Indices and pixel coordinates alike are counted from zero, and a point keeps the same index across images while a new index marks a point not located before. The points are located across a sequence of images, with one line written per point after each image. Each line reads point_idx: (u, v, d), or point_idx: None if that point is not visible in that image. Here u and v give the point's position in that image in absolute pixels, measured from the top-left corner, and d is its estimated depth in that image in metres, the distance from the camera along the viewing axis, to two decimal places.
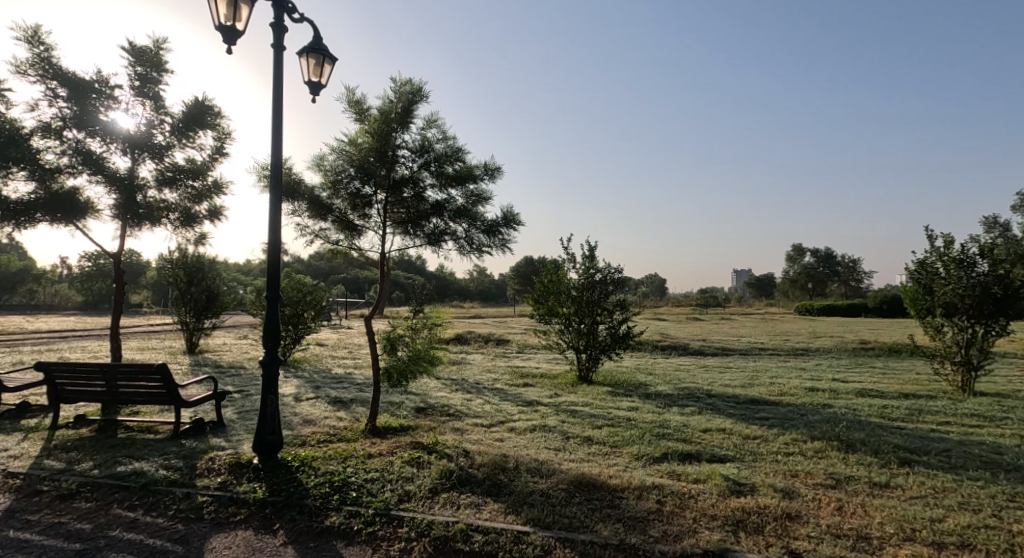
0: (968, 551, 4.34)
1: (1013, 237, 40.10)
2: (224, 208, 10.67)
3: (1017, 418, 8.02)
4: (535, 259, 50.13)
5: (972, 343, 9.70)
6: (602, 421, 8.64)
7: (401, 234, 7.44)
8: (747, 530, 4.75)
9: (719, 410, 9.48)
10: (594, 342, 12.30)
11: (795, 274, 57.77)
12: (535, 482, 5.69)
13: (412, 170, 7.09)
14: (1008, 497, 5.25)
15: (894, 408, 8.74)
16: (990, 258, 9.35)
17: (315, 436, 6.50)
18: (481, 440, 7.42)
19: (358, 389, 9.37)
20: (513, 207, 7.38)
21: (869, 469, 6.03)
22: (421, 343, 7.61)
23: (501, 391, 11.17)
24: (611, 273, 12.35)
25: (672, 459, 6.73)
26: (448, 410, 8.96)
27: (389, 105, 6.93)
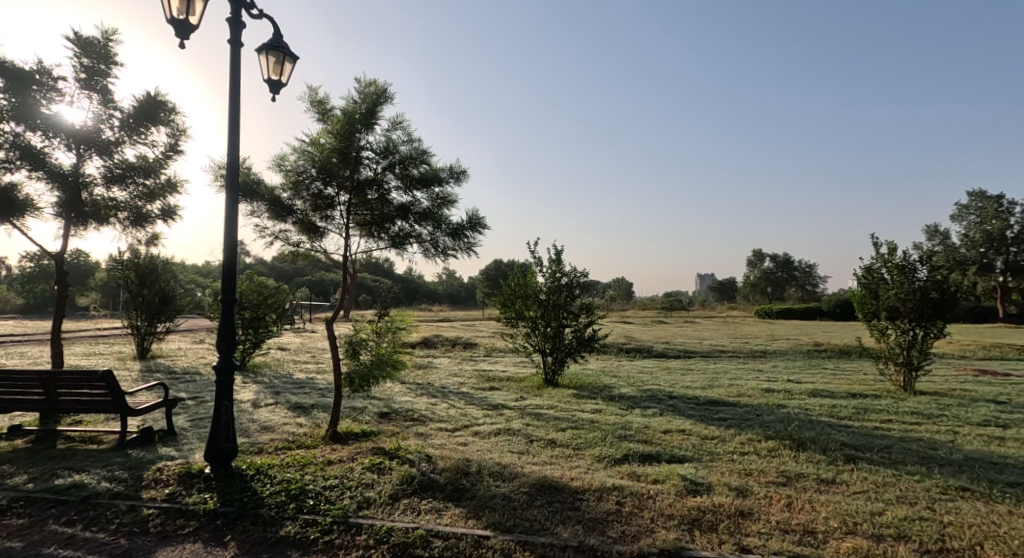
0: (904, 543, 4.53)
1: (951, 244, 42.22)
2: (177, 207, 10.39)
3: (952, 415, 8.42)
4: (502, 263, 50.28)
5: (913, 345, 10.11)
6: (566, 423, 8.73)
7: (365, 236, 7.37)
8: (702, 528, 4.87)
9: (680, 411, 9.67)
10: (560, 345, 12.38)
11: (754, 278, 59.36)
12: (496, 486, 5.71)
13: (377, 172, 7.05)
14: (942, 490, 5.51)
15: (843, 407, 9.07)
16: (929, 264, 9.85)
17: (273, 443, 6.38)
18: (445, 445, 7.40)
19: (319, 394, 9.22)
20: (478, 210, 7.40)
21: (818, 466, 6.25)
22: (385, 346, 7.55)
23: (467, 395, 11.16)
24: (577, 277, 12.49)
25: (632, 460, 6.84)
26: (412, 415, 8.89)
27: (353, 106, 6.88)
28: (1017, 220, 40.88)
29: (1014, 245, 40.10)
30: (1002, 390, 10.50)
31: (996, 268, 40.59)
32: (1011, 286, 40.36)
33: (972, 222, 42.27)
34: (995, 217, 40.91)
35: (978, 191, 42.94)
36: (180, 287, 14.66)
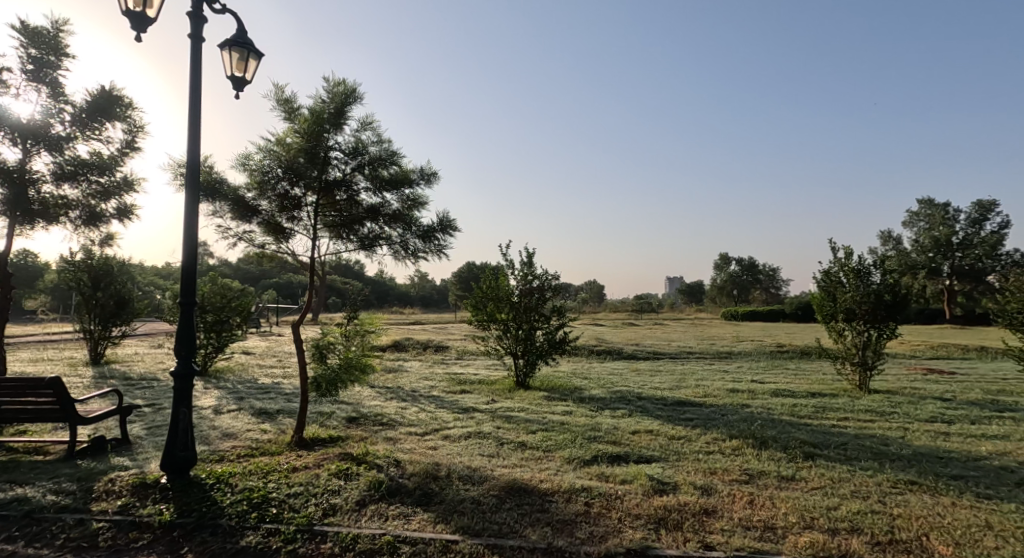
0: (857, 536, 4.68)
1: (903, 248, 43.86)
2: (134, 206, 10.11)
3: (903, 412, 8.75)
4: (474, 266, 50.16)
5: (868, 345, 10.45)
6: (536, 426, 8.76)
7: (333, 238, 7.29)
8: (668, 527, 4.95)
9: (648, 412, 9.80)
10: (531, 348, 12.40)
11: (720, 281, 60.54)
12: (465, 489, 5.71)
13: (345, 172, 6.98)
14: (893, 484, 5.71)
15: (804, 406, 9.33)
16: (882, 267, 10.22)
17: (236, 450, 6.25)
18: (414, 449, 7.36)
19: (285, 399, 9.05)
20: (449, 212, 7.39)
21: (779, 464, 6.40)
22: (353, 350, 7.46)
23: (438, 399, 11.10)
24: (548, 280, 12.55)
25: (601, 461, 6.90)
26: (381, 419, 8.81)
27: (321, 105, 6.80)
28: (963, 227, 42.79)
29: (960, 250, 41.96)
30: (951, 388, 10.94)
31: (943, 272, 42.41)
32: (958, 289, 42.21)
33: (921, 228, 44.05)
34: (943, 223, 42.77)
35: (927, 199, 44.79)
36: (138, 290, 14.23)
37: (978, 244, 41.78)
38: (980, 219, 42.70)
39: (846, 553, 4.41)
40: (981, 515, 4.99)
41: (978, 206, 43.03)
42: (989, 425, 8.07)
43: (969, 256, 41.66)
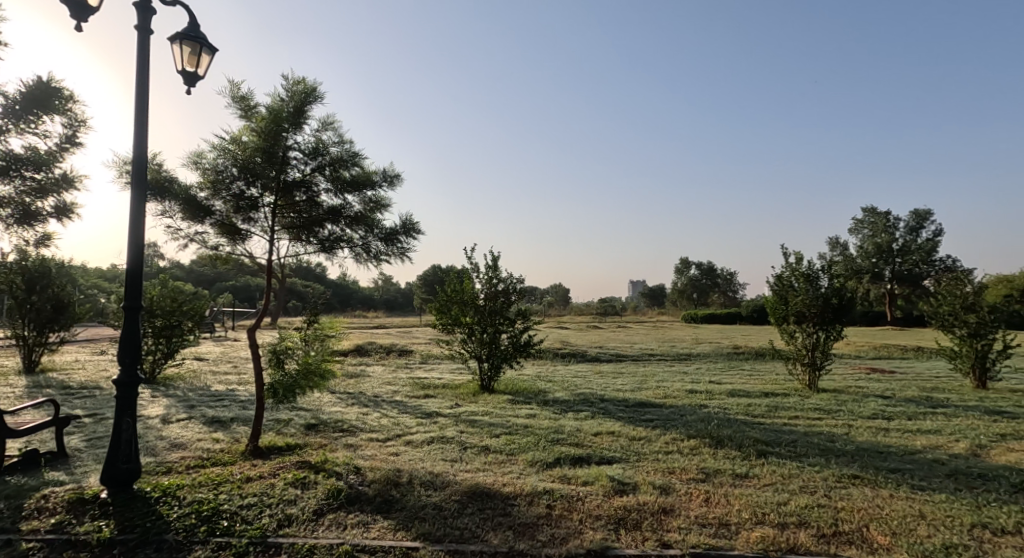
0: (805, 529, 4.83)
1: (850, 253, 45.59)
2: (74, 206, 9.72)
3: (849, 410, 9.08)
4: (438, 270, 49.87)
5: (817, 346, 10.80)
6: (499, 429, 8.74)
7: (292, 240, 7.15)
8: (627, 527, 5.01)
9: (610, 414, 9.91)
10: (495, 351, 12.40)
11: (681, 284, 61.72)
12: (427, 495, 5.66)
13: (305, 173, 6.85)
14: (838, 478, 5.92)
15: (757, 405, 9.60)
16: (830, 272, 10.61)
17: (185, 461, 6.05)
18: (375, 455, 7.25)
19: (239, 407, 8.81)
20: (412, 215, 7.33)
21: (733, 462, 6.56)
22: (313, 355, 7.31)
23: (400, 404, 10.99)
24: (513, 283, 12.55)
25: (563, 464, 6.93)
26: (341, 425, 8.67)
27: (279, 104, 6.66)
28: (902, 234, 44.78)
29: (899, 257, 43.89)
30: (892, 386, 11.42)
31: (884, 277, 44.24)
32: (898, 293, 44.19)
33: (864, 235, 45.76)
34: (884, 231, 44.60)
35: (869, 207, 46.65)
36: (77, 292, 13.63)
37: (915, 250, 43.90)
38: (917, 226, 44.81)
39: (795, 546, 4.55)
40: (918, 506, 5.21)
41: (915, 215, 45.10)
42: (926, 420, 8.46)
43: (908, 262, 43.63)
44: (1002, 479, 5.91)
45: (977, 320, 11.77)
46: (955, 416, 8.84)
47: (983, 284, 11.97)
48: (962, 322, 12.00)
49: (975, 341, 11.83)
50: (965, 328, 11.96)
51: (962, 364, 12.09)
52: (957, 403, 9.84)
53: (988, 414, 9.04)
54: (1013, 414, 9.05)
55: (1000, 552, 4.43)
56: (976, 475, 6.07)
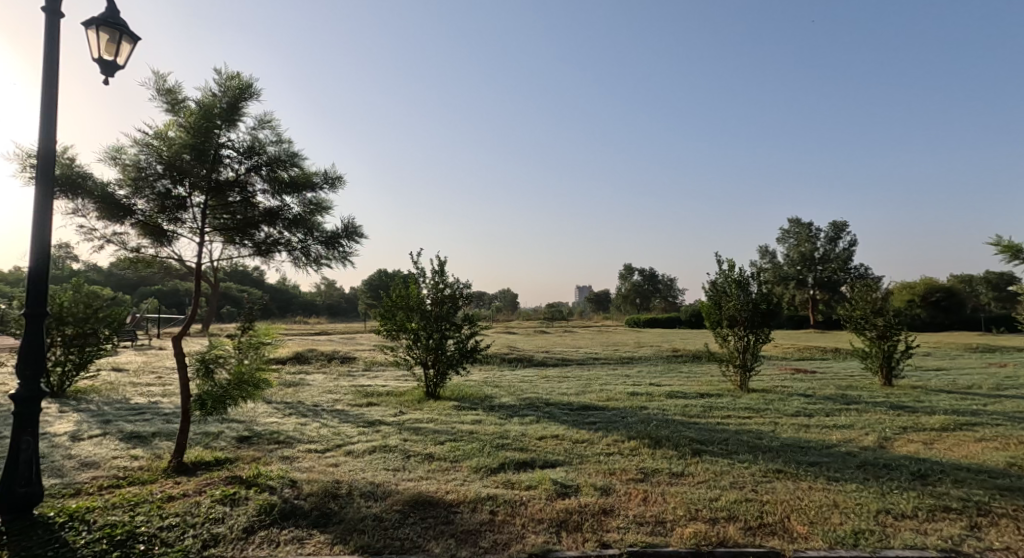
0: (733, 523, 4.97)
1: (779, 261, 47.80)
2: None
3: (777, 408, 9.47)
4: (382, 276, 49.01)
5: (748, 348, 11.17)
6: (444, 436, 8.61)
7: (225, 242, 6.83)
8: (568, 529, 5.01)
9: (554, 417, 9.97)
10: (441, 357, 12.26)
11: (623, 290, 63.02)
12: (366, 507, 5.49)
13: (239, 172, 6.57)
14: (765, 473, 6.14)
15: (693, 406, 9.87)
16: (759, 279, 11.10)
17: (98, 482, 5.65)
18: (313, 467, 7.00)
19: (162, 420, 8.33)
20: (354, 218, 7.13)
21: (670, 461, 6.69)
22: (246, 363, 6.98)
23: (341, 413, 10.68)
24: (460, 289, 12.46)
25: (507, 469, 6.89)
26: (277, 437, 8.33)
27: (211, 100, 6.37)
28: (822, 244, 47.21)
29: (819, 265, 46.33)
30: (814, 385, 12.01)
31: (808, 284, 46.62)
32: (819, 299, 46.66)
33: (790, 244, 47.80)
34: (808, 241, 46.94)
35: (794, 218, 49.12)
36: None
37: (834, 259, 46.36)
38: (835, 235, 47.43)
39: (724, 540, 4.66)
40: (833, 496, 5.46)
41: (833, 226, 47.73)
42: (841, 416, 8.92)
43: (828, 269, 46.13)
44: (904, 468, 6.30)
45: (885, 322, 12.55)
46: (865, 411, 9.37)
47: (890, 290, 12.81)
48: (872, 325, 12.77)
49: (883, 342, 12.60)
50: (874, 331, 12.72)
51: (871, 363, 12.85)
52: (868, 400, 10.45)
53: (893, 409, 9.63)
54: (914, 408, 9.69)
55: (900, 535, 4.68)
56: (883, 464, 6.43)
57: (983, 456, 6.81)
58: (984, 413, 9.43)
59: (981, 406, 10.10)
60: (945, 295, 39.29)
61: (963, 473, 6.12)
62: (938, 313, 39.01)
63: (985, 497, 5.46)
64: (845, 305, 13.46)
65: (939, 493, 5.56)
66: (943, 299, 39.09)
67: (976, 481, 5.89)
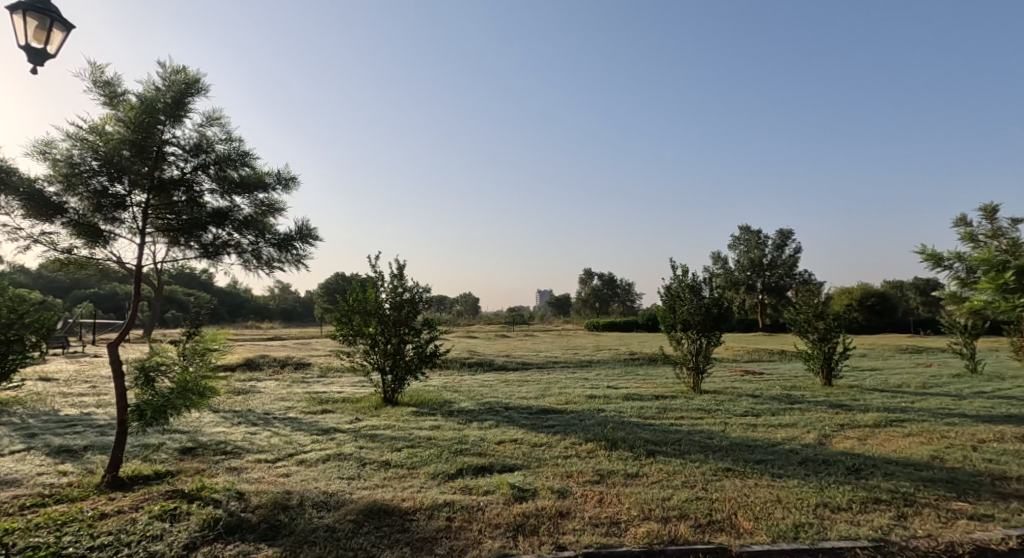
0: (683, 521, 4.99)
1: (730, 267, 49.15)
2: None
3: (727, 409, 9.66)
4: (339, 280, 48.05)
5: (701, 351, 11.37)
6: (402, 443, 8.42)
7: (168, 243, 6.50)
8: (525, 532, 4.94)
9: (514, 421, 9.90)
10: (399, 363, 12.04)
11: (582, 295, 63.62)
12: (318, 518, 5.29)
13: (184, 171, 6.27)
14: (715, 471, 6.23)
15: (648, 407, 9.97)
16: (711, 284, 11.34)
17: (21, 501, 5.25)
18: (262, 478, 6.71)
19: (96, 433, 7.85)
20: (309, 220, 6.88)
21: (625, 462, 6.70)
22: (192, 371, 6.61)
23: (294, 420, 10.33)
24: (419, 293, 12.25)
25: (465, 474, 6.76)
26: (224, 447, 7.97)
27: (153, 94, 6.05)
28: (770, 251, 48.83)
29: (768, 271, 47.87)
30: (762, 386, 12.34)
31: (757, 289, 48.07)
32: (767, 303, 48.22)
33: (740, 251, 49.15)
34: (757, 247, 48.43)
35: (744, 226, 50.67)
36: None
37: (781, 265, 47.99)
38: (781, 243, 49.06)
39: (676, 538, 4.68)
40: (777, 492, 5.56)
41: (780, 234, 49.46)
42: (785, 415, 9.16)
43: (775, 275, 47.73)
44: (840, 463, 6.49)
45: (825, 325, 13.02)
46: (806, 410, 9.67)
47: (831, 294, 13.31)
48: (814, 327, 13.21)
49: (824, 344, 13.05)
50: (816, 333, 13.17)
51: (813, 364, 13.30)
52: (811, 399, 10.81)
53: (833, 407, 9.98)
54: (850, 406, 10.05)
55: (836, 527, 4.81)
56: (823, 460, 6.61)
57: (910, 450, 7.09)
58: (912, 410, 9.86)
59: (910, 403, 10.56)
60: (879, 299, 40.97)
61: (892, 467, 6.35)
62: (873, 317, 40.75)
63: (910, 488, 5.66)
64: (790, 309, 13.89)
65: (871, 485, 5.74)
66: (878, 304, 40.80)
67: (904, 473, 6.12)
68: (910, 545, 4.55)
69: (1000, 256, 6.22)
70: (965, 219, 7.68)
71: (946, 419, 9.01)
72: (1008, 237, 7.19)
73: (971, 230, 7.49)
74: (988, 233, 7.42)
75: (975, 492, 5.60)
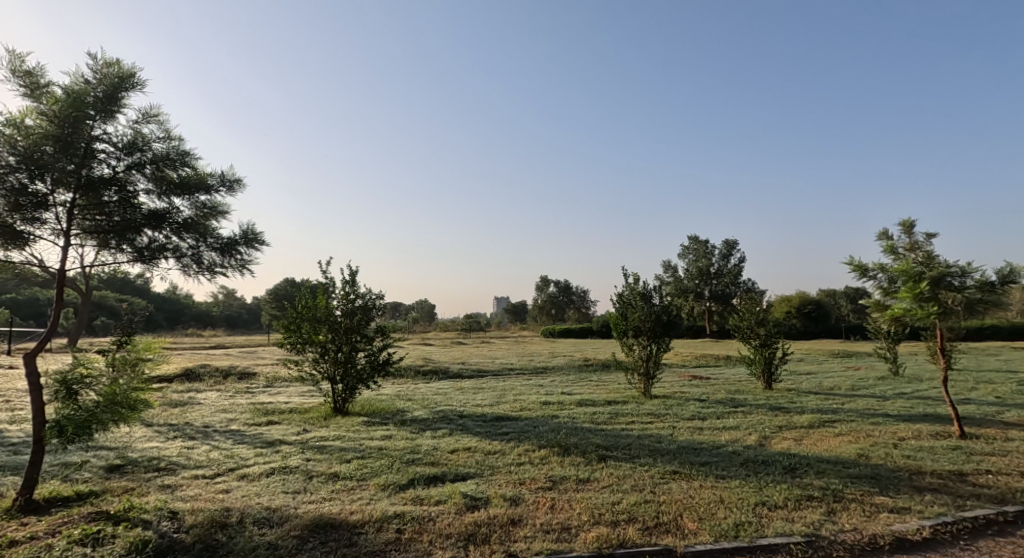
0: (631, 524, 4.94)
1: (679, 275, 50.34)
2: None
3: (675, 413, 9.77)
4: (288, 287, 46.64)
5: (651, 357, 11.47)
6: (351, 454, 8.10)
7: (97, 246, 6.06)
8: (476, 542, 4.78)
9: (467, 429, 9.71)
10: (350, 371, 11.66)
11: (536, 302, 63.89)
12: (259, 535, 5.00)
13: (116, 169, 5.86)
14: (663, 474, 6.23)
15: (601, 413, 9.97)
16: (661, 292, 11.50)
17: None
18: (198, 496, 6.31)
19: (11, 452, 7.22)
20: (255, 224, 6.52)
21: (577, 468, 6.64)
22: (122, 383, 6.15)
23: (235, 433, 9.83)
24: (373, 299, 11.88)
25: (417, 484, 6.53)
26: (157, 464, 7.48)
27: (82, 87, 5.63)
28: (717, 260, 50.28)
29: (715, 279, 49.21)
30: (707, 390, 12.57)
31: (704, 296, 49.38)
32: (714, 310, 49.62)
33: (688, 260, 50.42)
34: (705, 256, 49.77)
35: (693, 235, 52.03)
36: None
37: (727, 274, 49.47)
38: (727, 252, 50.60)
39: (624, 542, 4.62)
40: (719, 492, 5.59)
41: (726, 244, 51.05)
42: (729, 418, 9.31)
43: (721, 282, 49.17)
44: (777, 463, 6.59)
45: (766, 331, 13.42)
46: (749, 413, 9.87)
47: (771, 302, 13.68)
48: (755, 333, 13.57)
49: (765, 349, 13.43)
50: (757, 339, 13.54)
51: (755, 368, 13.65)
52: (752, 402, 11.07)
53: (772, 410, 10.23)
54: (789, 408, 10.33)
55: (774, 524, 4.86)
56: (762, 461, 6.71)
57: (839, 448, 7.31)
58: (843, 411, 10.23)
59: (841, 405, 10.96)
60: (815, 307, 42.78)
61: (824, 465, 6.51)
62: (810, 324, 42.48)
63: (839, 484, 5.79)
64: (734, 315, 14.19)
65: (804, 483, 5.84)
66: (814, 311, 42.61)
67: (834, 471, 6.27)
68: (838, 538, 4.64)
69: (917, 269, 7.30)
70: (886, 232, 8.01)
71: (871, 419, 9.36)
72: (925, 251, 7.48)
73: (891, 242, 7.81)
74: (907, 245, 7.71)
75: (895, 486, 5.77)
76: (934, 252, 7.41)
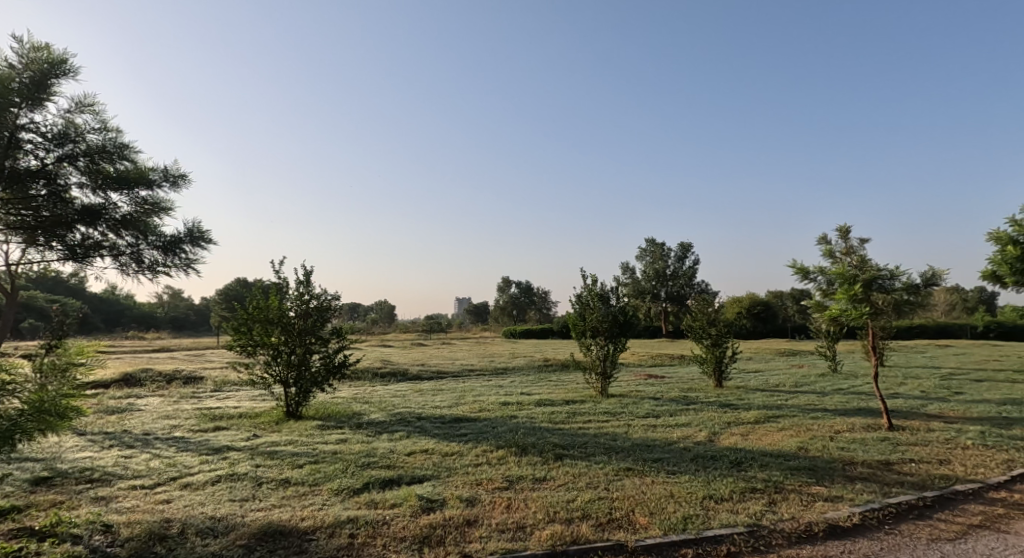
0: (583, 521, 4.94)
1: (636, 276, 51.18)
2: None
3: (630, 411, 9.85)
4: (240, 287, 45.21)
5: (608, 357, 11.56)
6: (303, 459, 7.83)
7: (23, 243, 5.66)
8: (431, 544, 4.69)
9: (425, 431, 9.55)
10: (304, 374, 11.32)
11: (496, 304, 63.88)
12: (201, 546, 4.76)
13: (46, 161, 5.49)
14: (616, 471, 6.27)
15: (558, 412, 9.98)
16: (618, 293, 11.65)
17: None
18: (136, 507, 5.97)
19: None
20: (201, 221, 6.23)
21: (533, 467, 6.61)
22: (51, 390, 5.72)
23: (178, 440, 9.40)
24: (327, 300, 11.57)
25: (372, 488, 6.37)
26: (90, 475, 7.06)
27: (6, 72, 5.25)
28: (672, 263, 51.35)
29: (670, 280, 50.20)
30: (661, 389, 12.76)
31: (660, 297, 50.36)
32: (670, 311, 50.67)
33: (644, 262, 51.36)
34: (661, 258, 50.77)
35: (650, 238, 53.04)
36: None
37: (683, 275, 50.54)
38: (682, 254, 51.73)
39: (577, 538, 4.61)
40: (669, 487, 5.65)
41: (681, 246, 52.21)
42: (681, 415, 9.46)
43: (677, 284, 50.24)
44: (725, 458, 6.73)
45: (717, 331, 13.73)
46: (699, 410, 10.05)
47: (722, 302, 14.02)
48: (707, 333, 13.86)
49: (716, 349, 13.73)
50: (709, 338, 13.83)
51: (706, 367, 13.92)
52: (703, 400, 11.29)
53: (721, 406, 10.45)
54: (736, 405, 10.58)
55: (719, 517, 4.94)
56: (710, 456, 6.82)
57: (782, 442, 7.50)
58: (787, 406, 10.54)
59: (785, 401, 11.29)
60: (763, 307, 44.27)
61: (767, 458, 6.67)
62: (758, 324, 43.87)
63: (780, 476, 5.95)
64: (687, 316, 14.46)
65: (749, 476, 5.97)
66: (762, 312, 44.08)
67: (776, 463, 6.44)
68: (778, 527, 4.74)
69: (851, 272, 7.57)
70: (825, 237, 8.28)
71: (812, 414, 9.67)
72: (859, 254, 7.75)
73: (830, 246, 8.08)
74: (843, 249, 7.98)
75: (830, 476, 5.96)
76: (866, 255, 7.69)
